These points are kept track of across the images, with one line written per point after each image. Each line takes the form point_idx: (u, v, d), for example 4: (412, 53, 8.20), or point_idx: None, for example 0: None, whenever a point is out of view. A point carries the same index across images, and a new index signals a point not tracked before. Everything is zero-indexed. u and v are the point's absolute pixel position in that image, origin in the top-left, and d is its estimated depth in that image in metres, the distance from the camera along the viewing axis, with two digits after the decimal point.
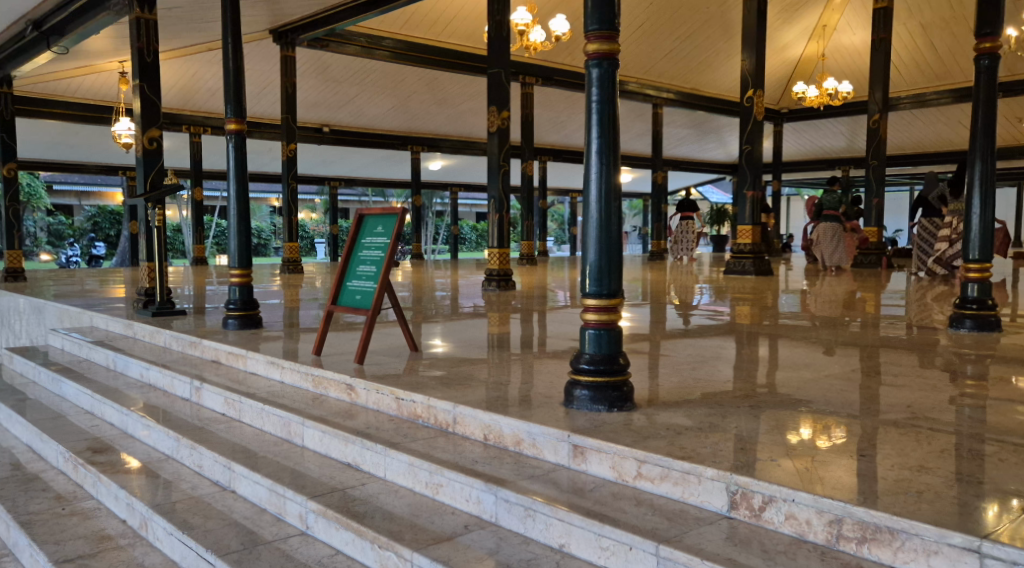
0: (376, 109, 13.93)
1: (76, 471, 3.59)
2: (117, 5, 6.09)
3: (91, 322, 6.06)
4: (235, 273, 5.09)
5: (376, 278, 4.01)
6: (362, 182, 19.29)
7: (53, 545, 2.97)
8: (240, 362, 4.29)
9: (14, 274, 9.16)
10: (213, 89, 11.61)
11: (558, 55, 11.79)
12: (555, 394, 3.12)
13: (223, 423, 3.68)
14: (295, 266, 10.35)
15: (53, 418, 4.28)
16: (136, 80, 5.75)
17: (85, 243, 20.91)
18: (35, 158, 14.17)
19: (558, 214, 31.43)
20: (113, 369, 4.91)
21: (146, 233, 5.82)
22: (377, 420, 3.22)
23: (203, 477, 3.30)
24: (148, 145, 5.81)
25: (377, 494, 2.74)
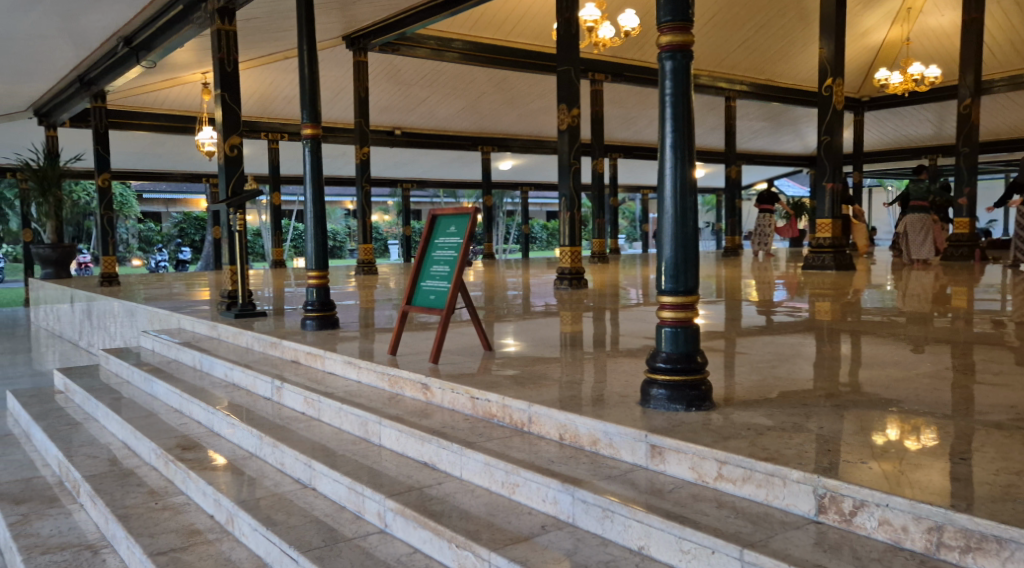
0: (446, 111, 14.07)
1: (167, 467, 3.73)
2: (200, 19, 6.33)
3: (178, 324, 6.30)
4: (312, 275, 5.20)
5: (450, 278, 4.03)
6: (433, 183, 19.53)
7: (147, 538, 3.10)
8: (319, 361, 4.39)
9: (109, 278, 9.67)
10: (289, 97, 11.94)
11: (628, 51, 11.64)
12: (630, 393, 3.07)
13: (303, 422, 3.77)
14: (369, 268, 10.55)
15: (145, 416, 4.46)
16: (218, 90, 5.94)
17: (172, 248, 21.85)
18: (126, 168, 14.88)
19: (628, 211, 31.20)
20: (199, 369, 5.09)
21: (228, 237, 6.00)
22: (452, 419, 3.24)
23: (285, 475, 3.39)
24: (229, 151, 5.98)
25: (453, 493, 2.75)
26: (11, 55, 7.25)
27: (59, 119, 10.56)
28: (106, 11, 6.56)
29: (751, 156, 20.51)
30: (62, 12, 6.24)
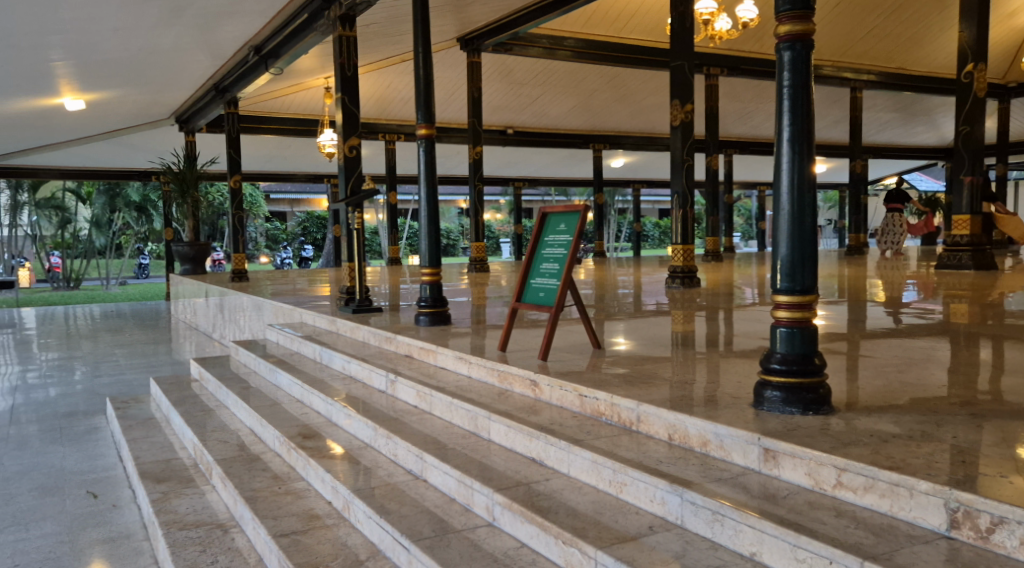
0: (558, 109, 14.10)
1: (290, 453, 3.94)
2: (323, 26, 6.61)
3: (301, 318, 6.63)
4: (425, 272, 5.33)
5: (559, 275, 4.03)
6: (544, 182, 19.62)
7: (272, 520, 3.27)
8: (431, 356, 4.50)
9: (240, 274, 10.30)
10: (406, 98, 12.28)
11: (745, 43, 11.27)
12: (743, 394, 2.99)
13: (416, 414, 3.88)
14: (482, 265, 10.72)
15: (270, 405, 4.71)
16: (339, 93, 6.18)
17: (296, 246, 22.97)
18: (256, 169, 15.76)
19: (744, 208, 30.30)
20: (319, 361, 5.33)
21: (347, 235, 6.24)
22: (560, 416, 3.25)
23: (398, 466, 3.50)
24: (348, 152, 6.21)
25: (561, 490, 2.76)
26: (156, 66, 7.80)
27: (197, 126, 11.25)
28: (239, 22, 6.94)
29: (879, 149, 19.44)
30: (201, 25, 6.65)
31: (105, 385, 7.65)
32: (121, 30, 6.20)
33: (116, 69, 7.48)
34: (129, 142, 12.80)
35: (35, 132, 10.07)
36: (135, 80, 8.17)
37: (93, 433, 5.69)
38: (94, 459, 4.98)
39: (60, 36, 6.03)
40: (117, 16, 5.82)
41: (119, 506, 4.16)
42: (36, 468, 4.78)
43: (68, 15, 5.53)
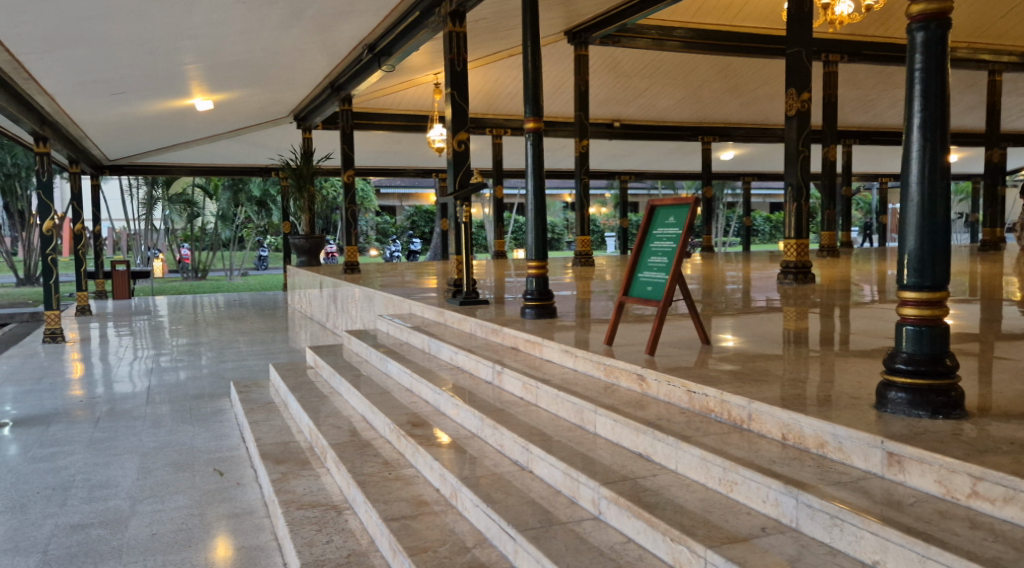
0: (667, 101, 13.85)
1: (399, 440, 4.06)
2: (434, 23, 6.80)
3: (410, 309, 6.81)
4: (532, 265, 5.36)
5: (668, 269, 3.96)
6: (651, 176, 19.41)
7: (382, 504, 3.38)
8: (537, 349, 4.53)
9: (352, 267, 10.67)
10: (513, 93, 12.37)
11: (869, 27, 10.71)
12: (863, 395, 2.86)
13: (521, 406, 3.91)
14: (587, 259, 10.69)
15: (381, 393, 4.86)
16: (449, 89, 6.28)
17: (404, 239, 23.58)
18: (368, 165, 16.26)
19: (863, 201, 28.91)
20: (428, 352, 5.45)
21: (455, 228, 6.36)
22: (668, 412, 3.20)
23: (504, 456, 3.54)
24: (457, 147, 6.31)
25: (668, 486, 2.72)
26: (277, 67, 8.16)
27: (314, 123, 11.71)
28: (354, 22, 7.16)
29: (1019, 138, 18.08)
30: (319, 26, 6.91)
31: (230, 369, 8.12)
32: (246, 33, 6.52)
33: (241, 70, 7.89)
34: (251, 140, 13.45)
35: (169, 132, 10.75)
36: (258, 80, 8.58)
37: (219, 414, 6.03)
38: (219, 439, 5.28)
39: (192, 40, 6.40)
40: (243, 19, 6.12)
41: (243, 484, 4.40)
42: (169, 445, 5.12)
43: (199, 20, 5.87)
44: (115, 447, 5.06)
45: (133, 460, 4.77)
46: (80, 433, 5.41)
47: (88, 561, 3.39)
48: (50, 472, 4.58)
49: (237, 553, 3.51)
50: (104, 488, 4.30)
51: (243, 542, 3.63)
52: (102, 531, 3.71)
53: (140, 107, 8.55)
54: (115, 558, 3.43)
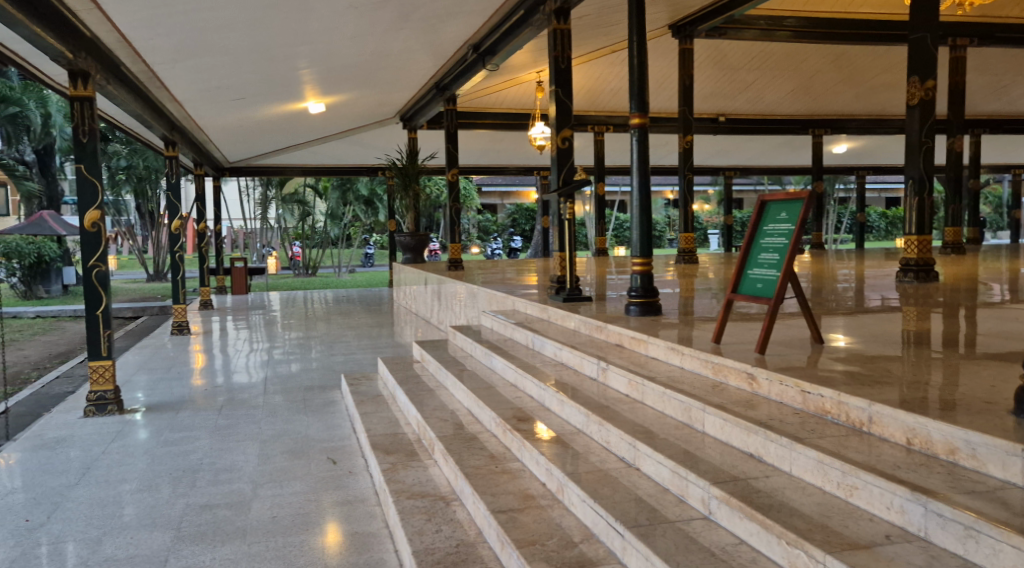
0: (775, 94, 13.41)
1: (505, 434, 4.11)
2: (539, 21, 6.81)
3: (513, 305, 6.89)
4: (636, 262, 5.32)
5: (779, 266, 3.84)
6: (758, 171, 18.90)
7: (490, 497, 3.43)
8: (642, 346, 4.50)
9: (455, 264, 10.86)
10: (616, 89, 12.26)
11: (1001, 8, 10.01)
12: (995, 399, 2.70)
13: (627, 403, 3.88)
14: (690, 257, 10.49)
15: (486, 388, 4.93)
16: (553, 86, 6.30)
17: (505, 236, 23.81)
18: (470, 163, 16.50)
19: (992, 196, 27.11)
20: (532, 348, 5.49)
21: (558, 226, 6.38)
22: (780, 412, 3.10)
23: (610, 452, 3.53)
24: (561, 144, 6.33)
25: (782, 488, 2.64)
26: (385, 69, 8.39)
27: (419, 123, 11.95)
28: (460, 23, 7.27)
29: None
30: (426, 28, 7.06)
31: (340, 362, 8.43)
32: (357, 36, 6.73)
33: (352, 73, 8.15)
34: (359, 142, 13.88)
35: (284, 135, 11.25)
36: (368, 82, 8.86)
37: (332, 405, 6.28)
38: (332, 429, 5.49)
39: (307, 46, 6.66)
40: (355, 24, 6.32)
41: (355, 472, 4.56)
42: (286, 433, 5.36)
43: (314, 26, 6.10)
44: (238, 434, 5.36)
45: (254, 447, 5.03)
46: (206, 419, 5.75)
47: (217, 538, 3.61)
48: (180, 455, 4.89)
49: (350, 538, 3.65)
50: (229, 471, 4.56)
51: (356, 529, 3.76)
52: (228, 512, 3.94)
53: (257, 112, 8.98)
54: (240, 537, 3.63)
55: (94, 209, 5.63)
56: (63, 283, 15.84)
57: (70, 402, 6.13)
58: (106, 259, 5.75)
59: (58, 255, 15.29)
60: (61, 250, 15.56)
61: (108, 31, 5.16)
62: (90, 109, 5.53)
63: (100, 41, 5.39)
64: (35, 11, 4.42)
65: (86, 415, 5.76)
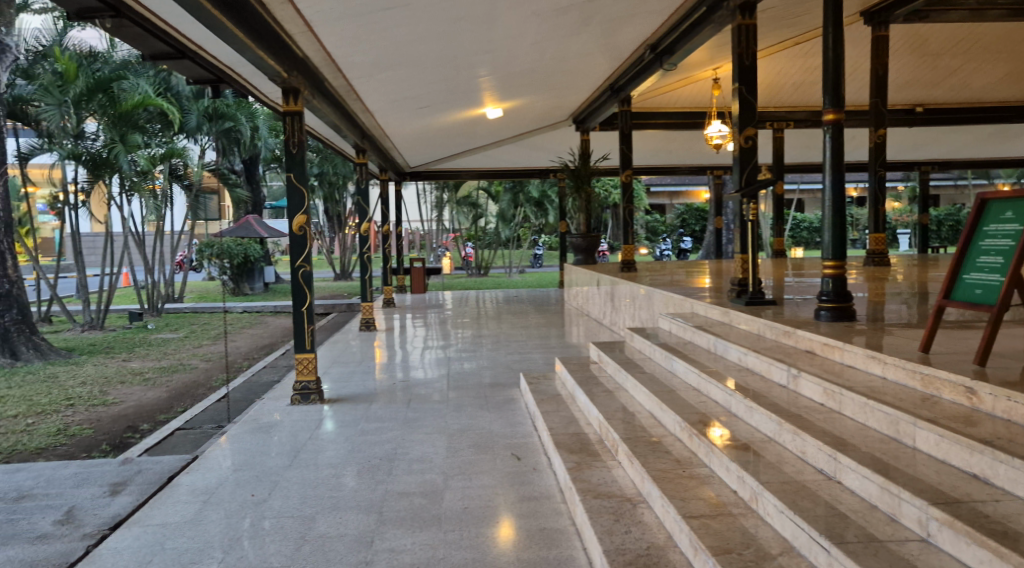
0: (984, 80, 12.24)
1: (691, 439, 4.03)
2: (722, 17, 6.62)
3: (692, 308, 6.75)
4: (828, 264, 5.05)
5: (1004, 271, 3.51)
6: (959, 165, 17.34)
7: (680, 501, 3.39)
8: (836, 353, 4.27)
9: (628, 265, 10.79)
10: (798, 83, 11.71)
11: None
12: None
13: (823, 413, 3.70)
14: (881, 259, 9.82)
15: (667, 391, 4.86)
16: (736, 83, 6.13)
17: (675, 237, 23.37)
18: (642, 163, 16.34)
19: None
20: (713, 352, 5.37)
21: (741, 227, 6.19)
22: (1007, 431, 2.86)
23: (806, 463, 3.38)
24: (744, 143, 6.14)
25: (1016, 516, 2.46)
26: (561, 73, 8.51)
27: (591, 126, 11.98)
28: (639, 24, 7.24)
29: None
30: (605, 30, 7.08)
31: (516, 361, 8.64)
32: (539, 43, 6.88)
33: (530, 77, 8.33)
34: (532, 146, 14.12)
35: (462, 139, 11.68)
36: (544, 86, 9.01)
37: (511, 402, 6.45)
38: (514, 426, 5.65)
39: (488, 54, 6.89)
40: (538, 31, 6.47)
41: (539, 470, 4.67)
42: (470, 428, 5.58)
43: (497, 35, 6.31)
44: (425, 427, 5.63)
45: (442, 440, 5.27)
46: (395, 412, 6.10)
47: (415, 524, 3.83)
48: (377, 444, 5.22)
49: (536, 533, 3.74)
50: (421, 462, 4.82)
51: (543, 524, 3.84)
52: (423, 500, 4.16)
53: (440, 118, 9.40)
54: (437, 525, 3.83)
55: (301, 213, 6.15)
56: (264, 281, 17.19)
57: (279, 390, 6.72)
58: (311, 260, 6.25)
59: (261, 255, 16.81)
60: (263, 250, 17.08)
61: (317, 50, 5.61)
62: (300, 123, 6.03)
63: (309, 60, 5.87)
64: (260, 38, 4.90)
65: (293, 403, 6.28)
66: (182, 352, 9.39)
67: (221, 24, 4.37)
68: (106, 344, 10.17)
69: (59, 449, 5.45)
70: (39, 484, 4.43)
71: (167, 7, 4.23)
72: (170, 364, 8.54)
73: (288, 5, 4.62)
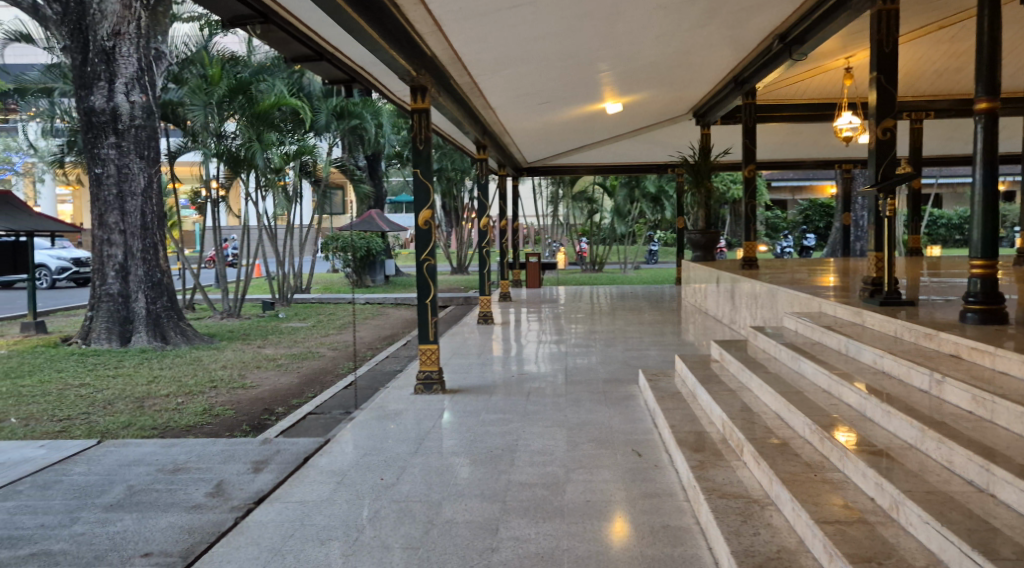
0: None
1: (822, 443, 3.88)
2: (860, 4, 6.31)
3: (821, 308, 6.48)
4: (977, 263, 4.73)
5: None
6: None
7: (812, 505, 3.29)
8: (986, 358, 4.01)
9: (749, 263, 10.46)
10: (941, 70, 11.01)
11: None
12: None
13: (970, 421, 3.49)
14: None
15: (795, 392, 4.69)
16: (874, 73, 5.84)
17: (797, 234, 22.56)
18: (765, 157, 15.83)
19: None
20: (845, 353, 5.14)
21: (877, 223, 5.91)
22: None
23: (953, 473, 3.20)
24: (882, 136, 5.84)
25: None
26: (684, 66, 8.36)
27: (712, 120, 11.66)
28: (769, 15, 7.02)
29: None
30: (731, 22, 6.90)
31: (634, 357, 8.58)
32: (663, 36, 6.78)
33: (652, 71, 8.24)
34: (650, 141, 13.93)
35: (580, 135, 11.68)
36: (665, 80, 8.88)
37: (630, 399, 6.40)
38: (634, 422, 5.62)
39: (611, 49, 6.86)
40: (663, 24, 6.40)
41: (660, 467, 4.62)
42: (589, 423, 5.60)
43: (621, 29, 6.27)
44: (546, 420, 5.69)
45: (562, 434, 5.31)
46: (515, 404, 6.20)
47: (539, 515, 3.88)
48: (499, 435, 5.32)
49: (660, 531, 3.71)
50: (543, 454, 4.87)
51: (667, 522, 3.81)
52: (545, 492, 4.21)
53: (560, 114, 9.44)
54: (560, 517, 3.87)
55: (426, 208, 6.35)
56: (385, 274, 17.82)
57: (403, 379, 6.95)
58: (435, 253, 6.44)
59: (382, 249, 17.41)
60: (384, 244, 17.69)
61: (445, 49, 5.77)
62: (426, 120, 6.21)
63: (437, 58, 6.04)
64: (393, 38, 5.09)
65: (417, 392, 6.49)
66: (312, 341, 9.88)
67: (360, 27, 4.57)
68: (243, 331, 10.84)
69: (206, 427, 5.87)
70: (191, 458, 4.78)
71: (310, 12, 4.47)
72: (301, 351, 9.00)
73: (421, 7, 4.76)
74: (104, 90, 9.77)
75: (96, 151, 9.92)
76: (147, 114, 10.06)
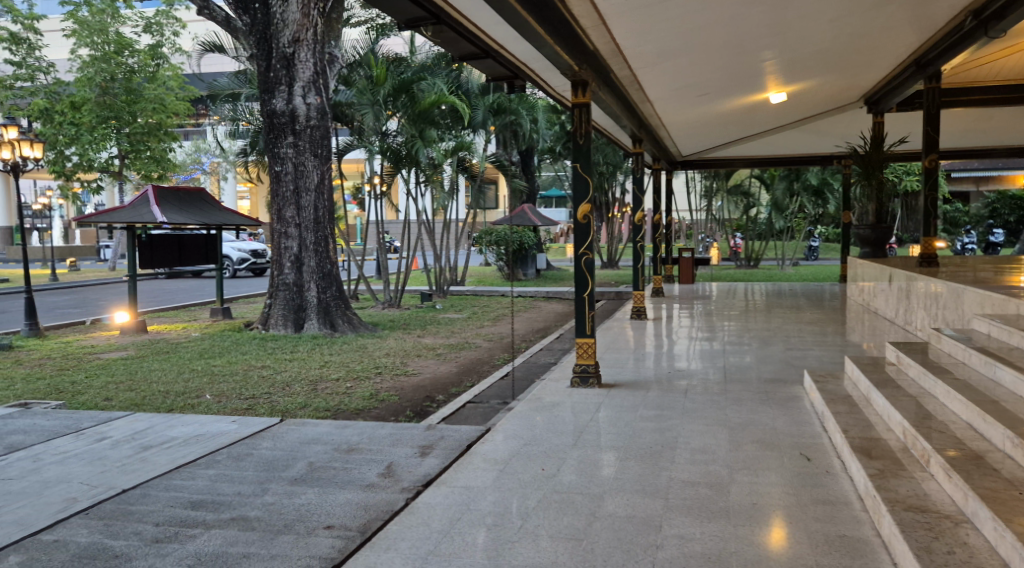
0: None
1: None
2: None
3: (1018, 310, 5.89)
4: None
5: None
6: None
7: (1019, 527, 3.01)
8: None
9: (928, 261, 9.65)
10: None
11: None
12: None
13: None
14: None
15: (991, 402, 4.29)
16: None
17: (981, 229, 20.67)
18: (945, 145, 14.61)
19: None
20: None
21: None
22: None
23: None
24: None
25: None
26: (859, 49, 7.87)
27: (886, 108, 10.88)
28: None
29: None
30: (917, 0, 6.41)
31: (797, 357, 8.17)
32: (838, 18, 6.41)
33: (822, 57, 7.81)
34: (816, 131, 13.20)
35: (739, 126, 11.28)
36: (837, 65, 8.39)
37: (795, 400, 6.11)
38: (801, 425, 5.36)
39: (780, 35, 6.57)
40: (840, 6, 6.04)
41: (833, 473, 4.38)
42: (752, 424, 5.39)
43: (794, 14, 5.99)
44: (706, 419, 5.54)
45: (724, 433, 5.15)
46: (673, 401, 6.08)
47: (704, 515, 3.79)
48: (657, 431, 5.24)
49: (838, 540, 3.51)
50: (704, 453, 4.75)
51: (845, 532, 3.60)
52: (710, 491, 4.10)
53: (720, 105, 9.16)
54: (726, 518, 3.76)
55: (585, 201, 6.34)
56: (536, 268, 17.98)
57: (558, 372, 6.99)
58: (594, 247, 6.43)
59: (534, 243, 17.59)
60: (536, 238, 17.87)
61: (607, 43, 5.75)
62: (586, 115, 6.21)
63: (598, 52, 6.03)
64: (558, 33, 5.13)
65: (573, 385, 6.51)
66: (468, 331, 10.15)
67: (527, 23, 4.63)
68: (403, 321, 11.32)
69: (374, 411, 6.17)
70: (362, 440, 5.04)
71: (479, 12, 4.58)
72: (457, 342, 9.27)
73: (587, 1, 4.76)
74: (285, 93, 10.51)
75: (277, 151, 10.67)
76: (321, 115, 10.69)
